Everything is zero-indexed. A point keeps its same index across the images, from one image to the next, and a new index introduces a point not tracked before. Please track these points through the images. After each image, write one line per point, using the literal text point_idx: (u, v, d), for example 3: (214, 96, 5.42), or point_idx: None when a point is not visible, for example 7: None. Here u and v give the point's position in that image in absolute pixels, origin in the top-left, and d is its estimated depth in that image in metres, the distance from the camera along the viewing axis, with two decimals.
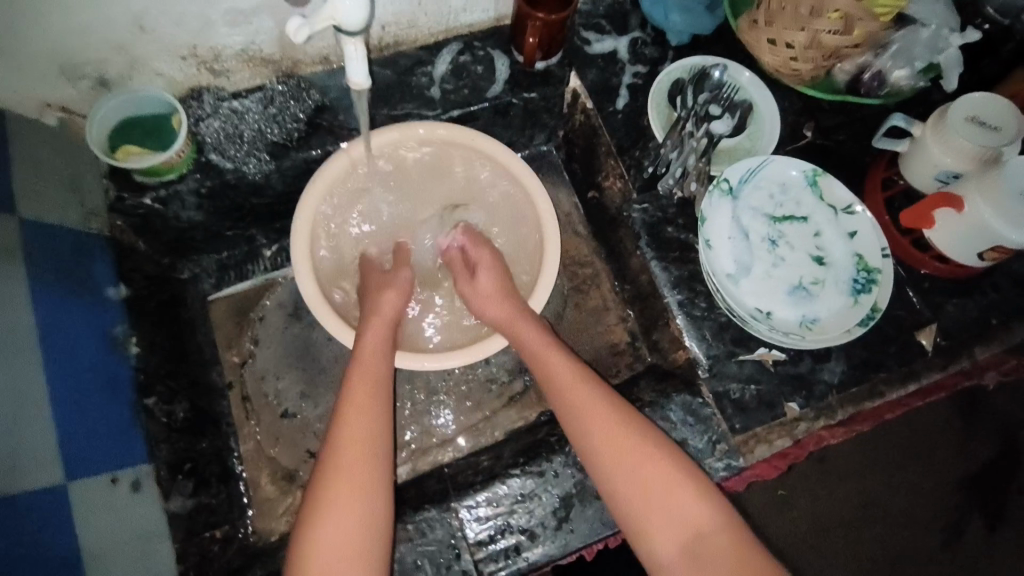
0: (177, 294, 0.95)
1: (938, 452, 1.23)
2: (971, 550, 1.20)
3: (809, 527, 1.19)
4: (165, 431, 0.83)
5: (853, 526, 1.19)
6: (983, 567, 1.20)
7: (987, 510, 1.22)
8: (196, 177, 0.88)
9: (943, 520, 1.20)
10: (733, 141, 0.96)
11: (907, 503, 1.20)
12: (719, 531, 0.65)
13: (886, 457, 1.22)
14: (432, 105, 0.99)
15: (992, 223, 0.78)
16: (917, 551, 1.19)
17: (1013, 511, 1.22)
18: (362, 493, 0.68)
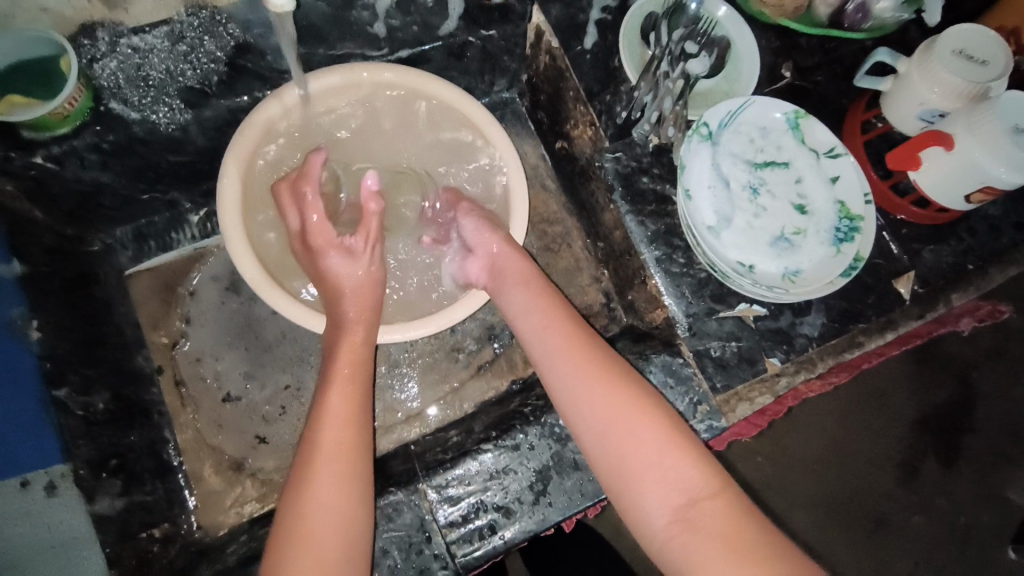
0: (87, 270, 0.84)
1: (892, 394, 1.24)
2: (926, 486, 1.22)
3: (777, 474, 1.20)
4: (84, 426, 0.73)
5: (822, 474, 1.20)
6: (939, 502, 1.22)
7: (942, 449, 1.23)
8: (97, 130, 0.76)
9: (899, 459, 1.22)
10: (710, 82, 0.89)
11: (865, 443, 1.22)
12: (704, 478, 0.59)
13: (851, 405, 1.23)
14: (377, 44, 0.87)
15: (982, 162, 0.75)
16: (875, 488, 1.21)
17: (969, 448, 1.23)
18: (347, 471, 0.62)
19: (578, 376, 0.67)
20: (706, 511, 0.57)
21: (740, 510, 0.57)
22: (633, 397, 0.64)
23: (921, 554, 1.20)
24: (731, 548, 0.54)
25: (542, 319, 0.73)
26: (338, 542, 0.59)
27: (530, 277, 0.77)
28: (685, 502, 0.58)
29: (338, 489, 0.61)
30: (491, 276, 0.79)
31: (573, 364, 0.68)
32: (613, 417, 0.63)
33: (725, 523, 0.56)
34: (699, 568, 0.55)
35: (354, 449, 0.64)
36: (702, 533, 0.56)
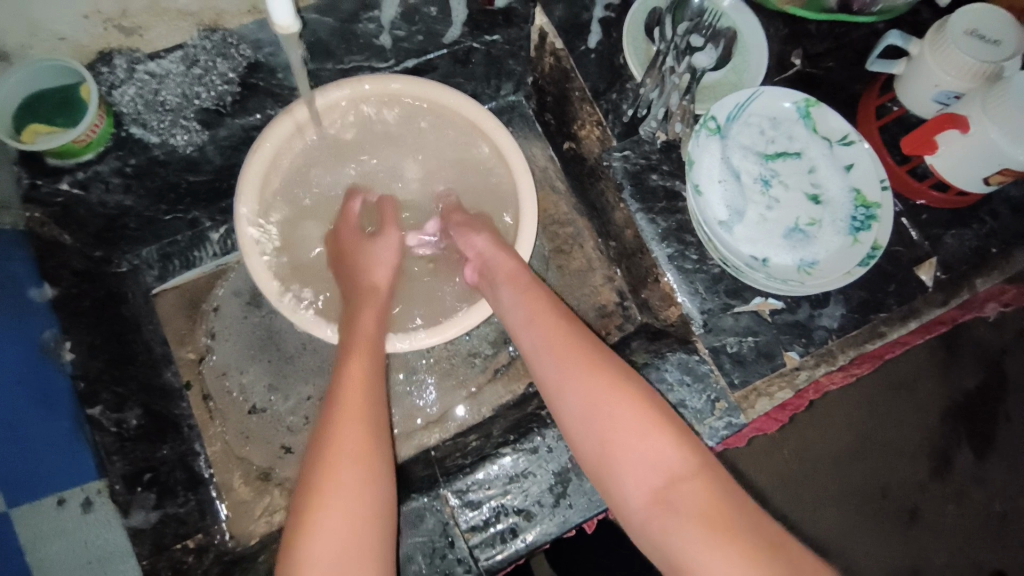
0: (115, 290, 0.87)
1: (924, 383, 1.20)
2: (960, 479, 1.19)
3: (802, 467, 1.18)
4: (117, 442, 0.76)
5: (850, 465, 1.17)
6: (974, 492, 1.19)
7: (976, 438, 1.19)
8: (119, 155, 0.79)
9: (933, 448, 1.18)
10: (717, 74, 0.88)
11: (896, 432, 1.18)
12: (682, 458, 0.59)
13: (882, 397, 1.19)
14: (383, 55, 0.88)
15: (1002, 144, 0.72)
16: (909, 479, 1.18)
17: (1004, 438, 1.20)
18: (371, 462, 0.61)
19: (571, 368, 0.66)
20: (684, 491, 0.56)
21: (719, 489, 0.57)
22: (608, 381, 0.63)
23: (956, 544, 1.18)
24: (709, 526, 0.53)
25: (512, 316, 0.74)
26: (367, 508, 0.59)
27: (508, 276, 0.76)
28: (662, 483, 0.58)
29: (357, 480, 0.60)
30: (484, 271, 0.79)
31: (551, 355, 0.68)
32: (593, 405, 0.63)
33: (703, 501, 0.55)
34: (677, 548, 0.54)
35: (377, 440, 0.63)
36: (679, 513, 0.55)
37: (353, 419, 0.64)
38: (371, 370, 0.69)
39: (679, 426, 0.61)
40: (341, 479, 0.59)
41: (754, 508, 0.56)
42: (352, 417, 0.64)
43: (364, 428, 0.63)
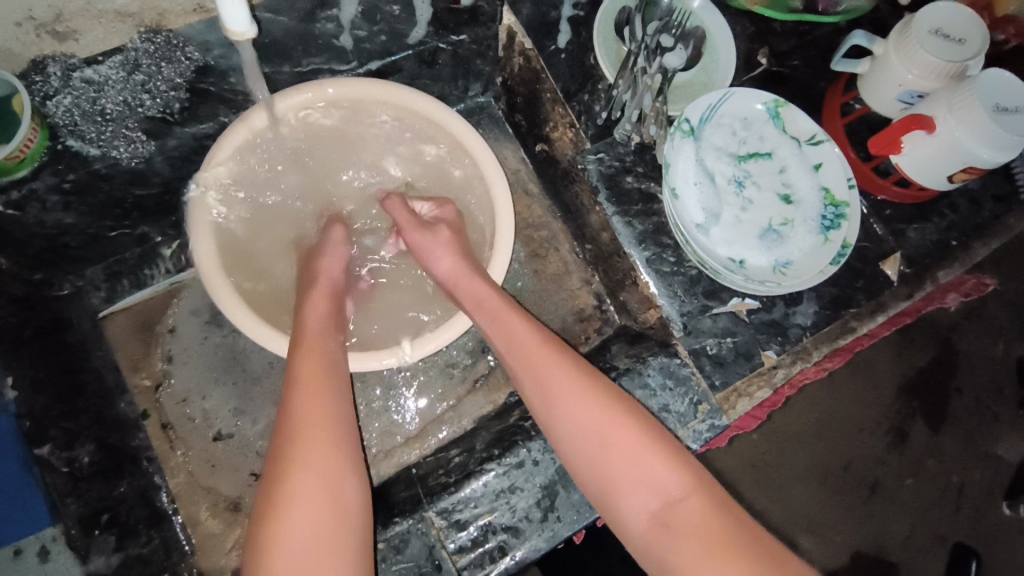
0: (58, 316, 0.81)
1: (881, 362, 1.20)
2: (916, 452, 1.19)
3: (769, 448, 1.21)
4: (70, 483, 0.72)
5: (811, 444, 1.19)
6: (930, 464, 1.19)
7: (930, 412, 1.20)
8: (57, 170, 0.72)
9: (888, 424, 1.19)
10: (687, 75, 0.87)
11: (855, 411, 1.19)
12: (679, 479, 0.58)
13: (842, 378, 1.20)
14: (345, 57, 0.84)
15: (965, 142, 0.75)
16: (866, 455, 1.19)
17: (955, 411, 1.21)
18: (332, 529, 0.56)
19: (560, 387, 0.64)
20: (683, 512, 0.57)
21: (717, 507, 0.57)
22: (595, 397, 0.63)
23: (916, 516, 1.19)
24: (710, 550, 0.54)
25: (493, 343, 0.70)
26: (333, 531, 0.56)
27: (484, 301, 0.73)
28: (660, 506, 0.57)
29: (321, 505, 0.56)
30: (460, 278, 0.76)
31: (536, 379, 0.66)
32: (583, 429, 0.62)
33: (702, 522, 0.55)
34: (679, 571, 0.55)
35: (338, 499, 0.57)
36: (678, 535, 0.56)
37: (310, 481, 0.57)
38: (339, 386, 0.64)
39: (670, 444, 0.61)
40: (297, 548, 0.54)
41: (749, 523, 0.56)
42: (307, 476, 0.57)
43: (325, 488, 0.57)
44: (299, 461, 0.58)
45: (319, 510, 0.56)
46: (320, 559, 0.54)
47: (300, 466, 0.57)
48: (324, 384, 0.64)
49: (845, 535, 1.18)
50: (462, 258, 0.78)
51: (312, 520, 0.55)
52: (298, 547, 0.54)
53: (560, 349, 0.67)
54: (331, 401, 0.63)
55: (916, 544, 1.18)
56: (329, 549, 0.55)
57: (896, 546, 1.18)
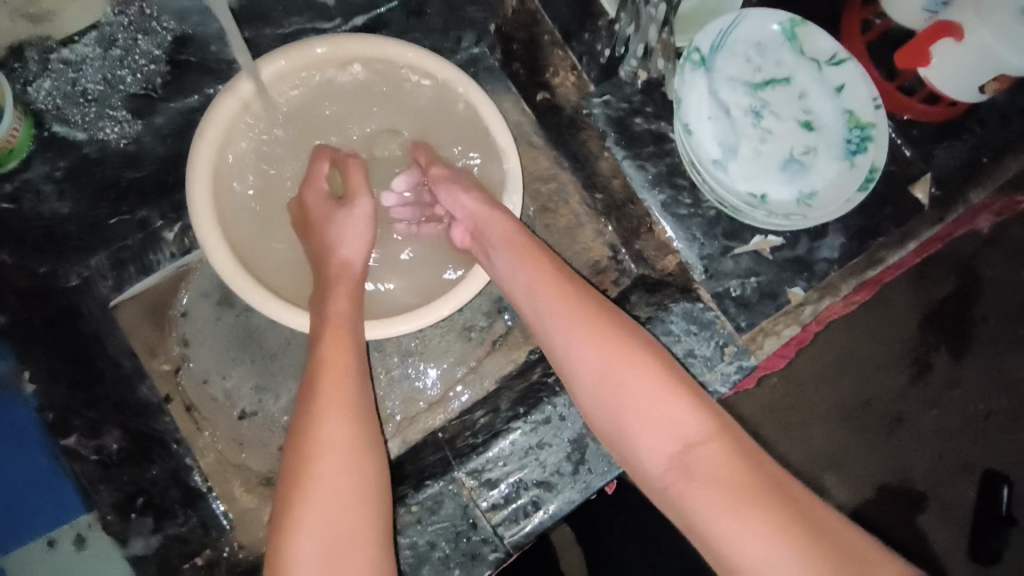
0: (69, 307, 0.79)
1: (899, 296, 1.17)
2: (940, 384, 1.17)
3: (789, 392, 1.16)
4: (101, 470, 0.73)
5: (833, 383, 1.16)
6: (954, 395, 1.17)
7: (953, 343, 1.17)
8: (48, 158, 0.73)
9: (913, 356, 1.17)
10: (694, 1, 0.81)
11: (868, 346, 1.16)
12: (702, 421, 0.56)
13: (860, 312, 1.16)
14: (328, 14, 0.80)
15: (998, 49, 0.71)
16: (889, 389, 1.17)
17: (980, 340, 1.18)
18: (355, 475, 0.56)
19: (579, 338, 0.62)
20: (704, 457, 0.54)
21: (741, 451, 0.54)
22: (617, 352, 0.60)
23: (941, 446, 1.17)
24: (731, 496, 0.52)
25: (517, 288, 0.68)
26: (353, 499, 0.55)
27: (507, 241, 0.70)
28: (680, 449, 0.55)
29: (341, 477, 0.56)
30: (478, 231, 0.73)
31: (555, 333, 0.64)
32: (605, 380, 0.60)
33: (724, 468, 0.53)
34: (697, 516, 0.53)
35: (360, 445, 0.58)
36: (698, 481, 0.54)
37: (332, 430, 0.58)
38: (352, 353, 0.64)
39: (695, 394, 0.58)
40: (319, 493, 0.55)
41: (776, 474, 0.54)
42: (327, 425, 0.58)
43: (345, 435, 0.58)
44: (322, 411, 0.58)
45: (340, 457, 0.56)
46: (342, 503, 0.55)
47: (322, 416, 0.58)
48: (343, 342, 0.64)
49: (871, 470, 1.16)
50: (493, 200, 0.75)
51: (334, 468, 0.56)
52: (321, 492, 0.55)
53: (581, 298, 0.64)
54: (350, 356, 0.63)
55: (943, 475, 1.16)
56: (360, 500, 0.56)
57: (925, 478, 1.16)
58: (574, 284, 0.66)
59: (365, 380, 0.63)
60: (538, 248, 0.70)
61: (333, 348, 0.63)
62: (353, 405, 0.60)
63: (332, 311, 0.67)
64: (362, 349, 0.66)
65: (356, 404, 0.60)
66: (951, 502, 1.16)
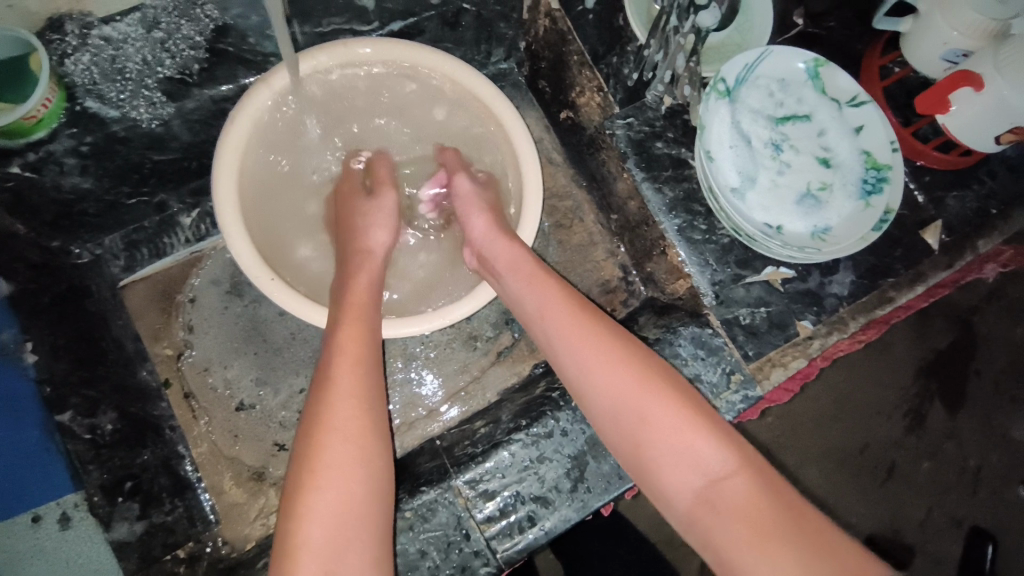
0: (79, 283, 0.80)
1: (902, 343, 1.18)
2: (934, 436, 1.16)
3: (789, 430, 1.16)
4: (92, 450, 0.71)
5: (833, 425, 1.15)
6: (949, 448, 1.17)
7: (953, 395, 1.17)
8: (73, 133, 0.70)
9: (905, 407, 1.16)
10: (721, 35, 0.84)
11: (869, 390, 1.16)
12: (723, 456, 0.55)
13: (862, 356, 1.17)
14: (365, 17, 0.81)
15: (1014, 103, 0.72)
16: (885, 436, 1.16)
17: (973, 393, 1.18)
18: (364, 470, 0.55)
19: (594, 355, 0.62)
20: (729, 492, 0.53)
21: (766, 484, 0.54)
22: (636, 371, 0.60)
23: (934, 498, 1.16)
24: (760, 533, 0.51)
25: (534, 310, 0.68)
26: (357, 495, 0.54)
27: (516, 265, 0.71)
28: (705, 484, 0.54)
29: (348, 471, 0.55)
30: (492, 248, 0.74)
31: (569, 348, 0.63)
32: (624, 401, 0.59)
33: (749, 504, 0.52)
34: (725, 551, 0.52)
35: (369, 443, 0.57)
36: (725, 517, 0.52)
37: (345, 422, 0.57)
38: (370, 347, 0.63)
39: (716, 421, 0.58)
40: (328, 488, 0.53)
41: (809, 512, 0.52)
42: (342, 417, 0.57)
43: (355, 429, 0.57)
44: (334, 410, 0.57)
45: (349, 451, 0.55)
46: (349, 503, 0.53)
47: (334, 407, 0.57)
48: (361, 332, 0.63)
49: (863, 517, 1.15)
50: (503, 224, 0.76)
51: (342, 465, 0.55)
52: (331, 489, 0.53)
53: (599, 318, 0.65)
54: (366, 353, 0.62)
55: (933, 529, 1.15)
56: (361, 494, 0.54)
57: (914, 530, 1.15)
58: (585, 303, 0.66)
59: (380, 379, 0.62)
60: (551, 273, 0.70)
61: (348, 344, 0.62)
62: (365, 400, 0.59)
63: (354, 304, 0.66)
64: (378, 343, 0.65)
65: (367, 398, 0.59)
66: (940, 556, 1.15)
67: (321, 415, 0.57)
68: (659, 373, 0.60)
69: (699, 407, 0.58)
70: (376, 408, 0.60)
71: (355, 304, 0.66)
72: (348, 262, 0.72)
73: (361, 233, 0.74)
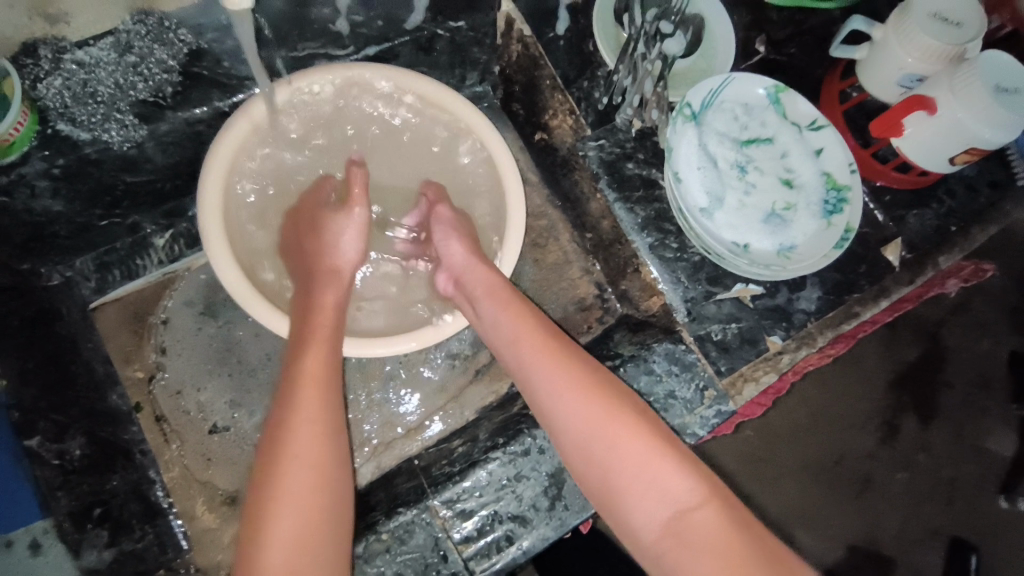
0: (48, 306, 0.78)
1: (875, 356, 1.20)
2: (907, 447, 1.19)
3: (766, 444, 1.17)
4: (60, 476, 0.70)
5: (809, 439, 1.17)
6: (922, 459, 1.19)
7: (924, 406, 1.20)
8: (45, 155, 0.70)
9: (882, 419, 1.19)
10: (687, 61, 0.87)
11: (843, 403, 1.18)
12: (691, 486, 0.56)
13: (833, 370, 1.19)
14: (340, 42, 0.82)
15: (968, 125, 0.75)
16: (860, 449, 1.18)
17: (945, 404, 1.21)
18: (320, 495, 0.56)
19: (563, 379, 0.63)
20: (695, 523, 0.54)
21: (731, 514, 0.55)
22: (601, 397, 0.61)
23: (909, 508, 1.18)
24: (725, 565, 0.52)
25: (499, 338, 0.69)
26: (313, 521, 0.55)
27: (484, 296, 0.72)
28: (672, 517, 0.56)
29: (304, 497, 0.55)
30: (466, 277, 0.75)
31: (536, 372, 0.65)
32: (592, 424, 0.60)
33: (715, 535, 0.53)
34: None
35: (329, 478, 0.57)
36: (692, 549, 0.54)
37: (303, 448, 0.57)
38: (330, 372, 0.63)
39: (683, 450, 0.59)
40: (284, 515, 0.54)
41: (772, 543, 0.54)
42: (299, 443, 0.57)
43: (316, 463, 0.57)
44: (292, 436, 0.58)
45: (306, 477, 0.56)
46: (305, 528, 0.54)
47: (292, 433, 0.58)
48: (324, 361, 0.63)
49: (839, 529, 1.17)
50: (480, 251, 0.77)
51: (301, 489, 0.56)
52: (286, 515, 0.54)
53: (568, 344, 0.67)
54: (326, 377, 0.62)
55: (910, 539, 1.17)
56: (315, 519, 0.55)
57: (889, 540, 1.17)
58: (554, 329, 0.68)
59: (339, 403, 0.62)
60: (524, 299, 0.71)
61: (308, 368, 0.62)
62: (326, 435, 0.59)
63: (317, 328, 0.67)
64: (340, 366, 0.65)
65: (330, 429, 0.60)
66: (916, 566, 1.17)
67: (280, 441, 0.57)
68: (624, 402, 0.62)
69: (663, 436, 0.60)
70: (335, 433, 0.60)
71: (319, 328, 0.67)
72: (316, 285, 0.71)
73: (336, 257, 0.74)
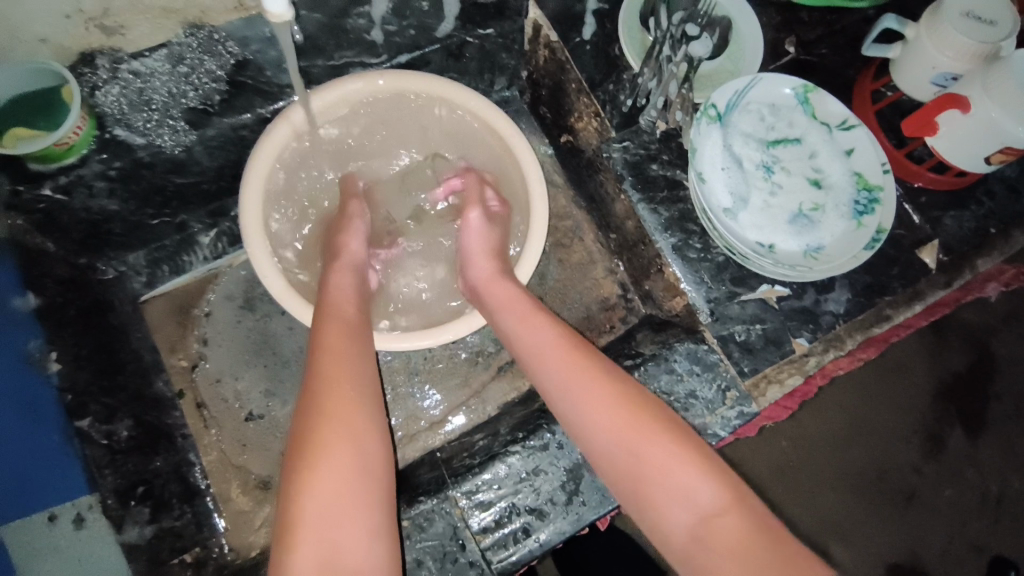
0: (102, 298, 0.85)
1: (914, 365, 1.16)
2: (954, 462, 1.14)
3: (799, 455, 1.14)
4: (108, 455, 0.75)
5: (841, 447, 1.14)
6: (970, 474, 1.14)
7: (967, 418, 1.15)
8: (103, 158, 0.76)
9: (925, 432, 1.14)
10: (713, 63, 0.87)
11: (877, 412, 1.15)
12: (715, 491, 0.56)
13: (868, 377, 1.16)
14: (375, 50, 0.86)
15: (1004, 125, 0.73)
16: (901, 461, 1.14)
17: (995, 417, 1.16)
18: (357, 469, 0.56)
19: (581, 381, 0.65)
20: (721, 529, 0.54)
21: (759, 520, 0.55)
22: (617, 399, 0.63)
23: (953, 526, 1.13)
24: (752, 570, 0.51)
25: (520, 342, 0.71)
26: (350, 495, 0.55)
27: (511, 301, 0.74)
28: (699, 519, 0.55)
29: (341, 470, 0.56)
30: (488, 285, 0.77)
31: (555, 375, 0.66)
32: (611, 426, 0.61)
33: (741, 540, 0.53)
34: None
35: (363, 452, 0.58)
36: (717, 554, 0.53)
37: (339, 425, 0.58)
38: (361, 357, 0.65)
39: (705, 454, 0.59)
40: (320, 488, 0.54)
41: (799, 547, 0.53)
42: (335, 421, 0.59)
43: (349, 441, 0.58)
44: (328, 414, 0.59)
45: (343, 451, 0.57)
46: (343, 502, 0.54)
47: (327, 411, 0.59)
48: (352, 347, 0.66)
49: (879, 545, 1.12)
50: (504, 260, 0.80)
51: (337, 464, 0.56)
52: (324, 489, 0.54)
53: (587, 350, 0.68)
54: (355, 359, 0.64)
55: (954, 557, 1.12)
56: (353, 492, 0.55)
57: (933, 558, 1.12)
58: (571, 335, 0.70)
59: (371, 386, 0.64)
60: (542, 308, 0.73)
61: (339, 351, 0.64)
62: (358, 413, 0.60)
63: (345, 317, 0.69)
64: (369, 355, 0.68)
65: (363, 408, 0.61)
66: None
67: (316, 419, 0.58)
68: (642, 402, 0.62)
69: (686, 438, 0.60)
70: (367, 412, 0.61)
71: (349, 318, 0.69)
72: (344, 282, 0.75)
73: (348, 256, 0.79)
